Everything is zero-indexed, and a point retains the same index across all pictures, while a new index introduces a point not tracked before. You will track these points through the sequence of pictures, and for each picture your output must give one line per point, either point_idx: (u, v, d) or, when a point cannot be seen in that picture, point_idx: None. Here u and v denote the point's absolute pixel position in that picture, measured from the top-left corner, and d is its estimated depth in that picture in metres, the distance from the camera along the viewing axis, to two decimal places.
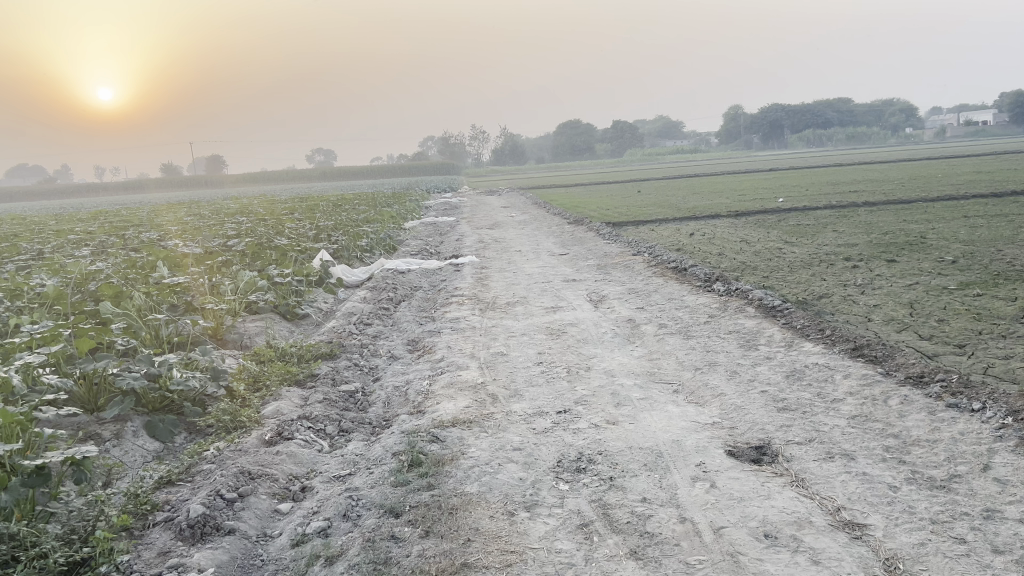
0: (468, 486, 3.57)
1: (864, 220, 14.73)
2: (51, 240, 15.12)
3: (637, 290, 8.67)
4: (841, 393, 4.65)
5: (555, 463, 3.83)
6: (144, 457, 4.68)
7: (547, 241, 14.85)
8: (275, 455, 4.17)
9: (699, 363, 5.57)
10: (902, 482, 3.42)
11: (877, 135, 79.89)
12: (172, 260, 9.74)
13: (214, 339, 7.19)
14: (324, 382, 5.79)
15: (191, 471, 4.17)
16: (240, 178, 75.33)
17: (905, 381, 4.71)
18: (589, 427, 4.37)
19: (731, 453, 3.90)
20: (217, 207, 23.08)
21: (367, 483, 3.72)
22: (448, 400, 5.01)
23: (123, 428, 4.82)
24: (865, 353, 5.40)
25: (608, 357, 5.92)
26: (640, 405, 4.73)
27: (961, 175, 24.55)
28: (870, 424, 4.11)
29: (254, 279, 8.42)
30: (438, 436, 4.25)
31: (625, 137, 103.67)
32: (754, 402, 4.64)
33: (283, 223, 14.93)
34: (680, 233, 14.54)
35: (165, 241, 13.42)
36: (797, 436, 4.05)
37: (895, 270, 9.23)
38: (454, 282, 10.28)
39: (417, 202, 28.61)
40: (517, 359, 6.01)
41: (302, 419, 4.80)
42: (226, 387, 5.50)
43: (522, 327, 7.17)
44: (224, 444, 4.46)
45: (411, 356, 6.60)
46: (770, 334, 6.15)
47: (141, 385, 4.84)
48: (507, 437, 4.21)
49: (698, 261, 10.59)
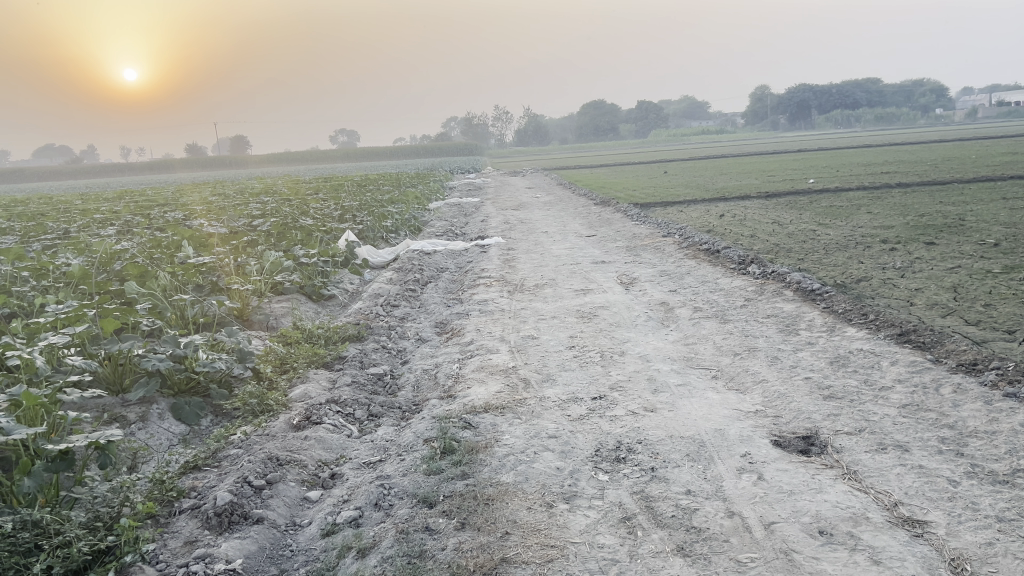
0: (505, 475, 3.43)
1: (899, 201, 14.40)
2: (77, 220, 15.12)
3: (668, 273, 8.47)
4: (890, 380, 4.47)
5: (593, 452, 3.69)
6: (170, 440, 4.60)
7: (574, 222, 14.65)
8: (303, 440, 4.06)
9: (737, 349, 5.38)
10: (961, 476, 3.24)
11: (906, 115, 78.52)
12: (197, 240, 9.67)
13: (240, 321, 7.11)
14: (352, 365, 5.67)
15: (217, 456, 4.07)
16: (264, 158, 75.59)
17: (957, 368, 4.51)
18: (626, 414, 4.22)
19: (777, 443, 3.73)
20: (242, 188, 23.07)
21: (399, 471, 3.59)
22: (480, 384, 4.88)
23: (149, 411, 4.75)
24: (912, 338, 5.19)
25: (642, 342, 5.75)
26: (679, 392, 4.58)
27: (997, 157, 23.97)
28: (923, 414, 3.92)
29: (279, 260, 8.33)
30: (471, 423, 4.11)
31: (650, 118, 102.75)
32: (799, 389, 4.46)
33: (308, 203, 14.84)
34: (710, 214, 14.28)
35: (190, 221, 13.37)
36: (846, 426, 3.87)
37: (935, 252, 8.95)
38: (481, 264, 10.14)
39: (441, 182, 28.47)
40: (549, 343, 5.86)
41: (331, 403, 4.68)
42: (253, 369, 5.41)
43: (552, 309, 7.02)
44: (250, 428, 4.36)
45: (440, 338, 6.47)
46: (810, 319, 5.95)
47: (166, 367, 4.75)
48: (542, 425, 4.07)
49: (730, 243, 10.35)
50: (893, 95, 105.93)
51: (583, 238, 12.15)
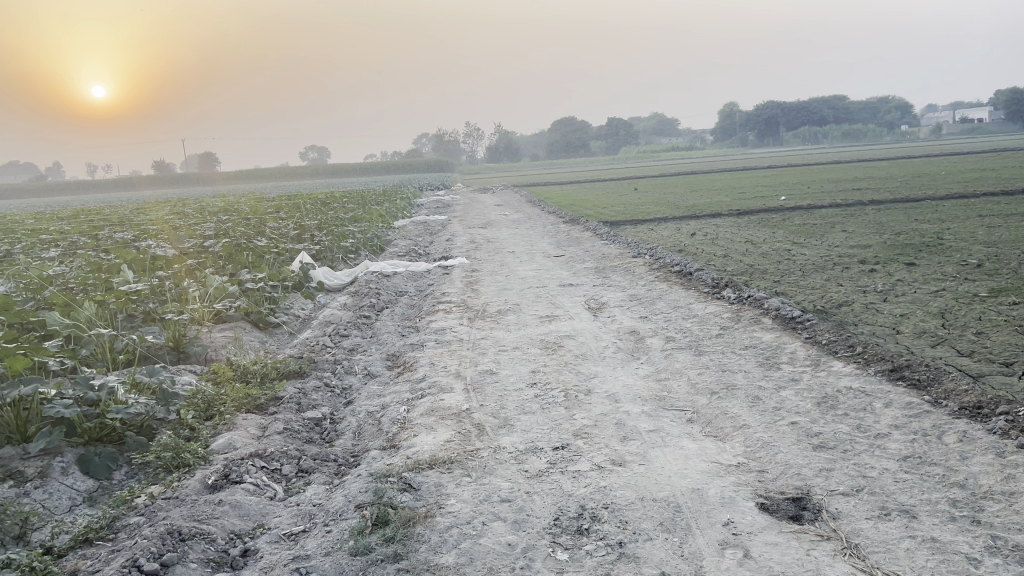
0: (445, 556, 2.88)
1: (873, 219, 14.10)
2: (21, 240, 14.34)
3: (639, 297, 8.00)
4: (885, 426, 3.98)
5: (551, 521, 3.15)
6: (72, 499, 3.95)
7: (542, 241, 14.19)
8: (216, 506, 3.49)
9: (714, 386, 4.88)
10: (982, 553, 2.75)
11: (873, 131, 79.26)
12: (138, 263, 9.06)
13: (175, 355, 6.47)
14: (288, 408, 5.09)
15: (114, 526, 3.48)
16: (230, 176, 74.56)
17: (959, 412, 4.03)
18: (591, 469, 3.70)
19: (764, 508, 3.23)
20: (201, 206, 22.32)
21: (320, 550, 3.05)
22: (427, 432, 4.32)
23: (51, 465, 4.13)
24: (906, 375, 4.71)
25: (611, 378, 5.23)
26: (651, 440, 4.05)
27: (967, 173, 23.86)
28: (927, 469, 3.44)
29: (223, 286, 7.77)
30: (412, 484, 3.56)
31: (620, 135, 103.04)
32: (785, 437, 3.95)
33: (266, 221, 14.22)
34: (680, 233, 13.87)
35: (139, 241, 12.70)
36: (841, 485, 3.37)
37: (916, 274, 8.55)
38: (442, 287, 9.61)
39: (409, 199, 27.96)
40: (508, 379, 5.32)
41: (254, 456, 4.10)
42: (178, 413, 4.81)
43: (514, 339, 6.50)
44: (159, 489, 3.77)
45: (390, 374, 5.93)
46: (791, 351, 5.47)
47: (72, 413, 4.17)
48: (494, 484, 3.53)
49: (703, 264, 9.90)
50: (860, 113, 107.33)
51: (551, 258, 11.67)
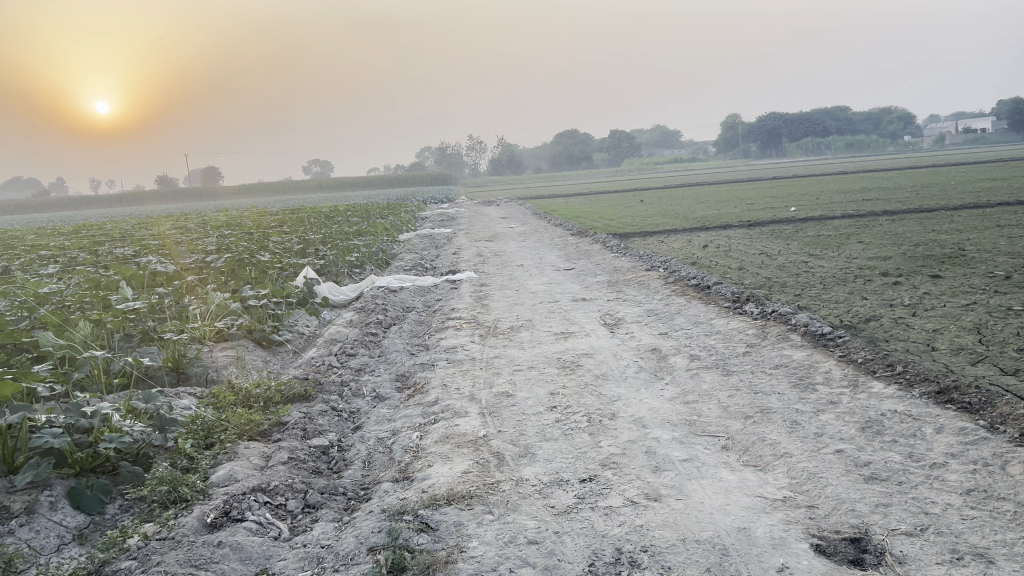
0: None
1: (888, 229, 13.81)
2: (20, 257, 14.02)
3: (657, 313, 7.69)
4: (940, 454, 3.67)
5: (586, 567, 2.85)
6: (61, 537, 3.61)
7: (551, 254, 13.89)
8: (215, 548, 3.19)
9: (748, 410, 4.56)
10: None
11: (875, 143, 78.92)
12: (138, 279, 8.76)
13: (175, 376, 6.17)
14: (292, 434, 4.79)
15: (104, 571, 3.17)
16: (233, 190, 74.45)
17: (1019, 439, 3.72)
18: (624, 505, 3.39)
19: (821, 550, 2.92)
20: (204, 220, 22.00)
21: None
22: (443, 462, 4.02)
23: (38, 498, 3.79)
24: (954, 397, 4.40)
25: (635, 400, 4.92)
26: (686, 471, 3.75)
27: (979, 183, 23.54)
28: (996, 505, 3.13)
29: (225, 302, 7.47)
30: (429, 523, 3.25)
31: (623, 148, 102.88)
32: (832, 467, 3.64)
33: (269, 236, 13.89)
34: (692, 245, 13.55)
35: (140, 257, 12.41)
36: (902, 523, 3.06)
37: (942, 287, 8.26)
38: (451, 303, 9.31)
39: (413, 213, 27.66)
40: (526, 402, 5.02)
41: (257, 491, 3.81)
42: (176, 441, 4.51)
43: (529, 358, 6.20)
44: (154, 529, 3.46)
45: (400, 397, 5.62)
46: (826, 371, 5.16)
47: (62, 443, 3.85)
48: (520, 523, 3.23)
49: (720, 277, 9.60)
50: (863, 124, 107.10)
51: (561, 272, 11.36)
